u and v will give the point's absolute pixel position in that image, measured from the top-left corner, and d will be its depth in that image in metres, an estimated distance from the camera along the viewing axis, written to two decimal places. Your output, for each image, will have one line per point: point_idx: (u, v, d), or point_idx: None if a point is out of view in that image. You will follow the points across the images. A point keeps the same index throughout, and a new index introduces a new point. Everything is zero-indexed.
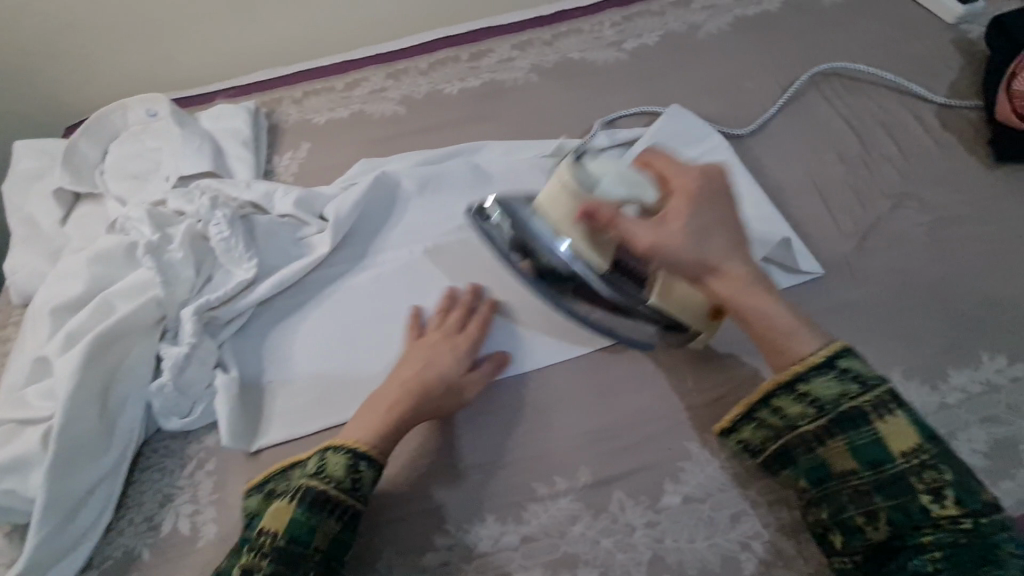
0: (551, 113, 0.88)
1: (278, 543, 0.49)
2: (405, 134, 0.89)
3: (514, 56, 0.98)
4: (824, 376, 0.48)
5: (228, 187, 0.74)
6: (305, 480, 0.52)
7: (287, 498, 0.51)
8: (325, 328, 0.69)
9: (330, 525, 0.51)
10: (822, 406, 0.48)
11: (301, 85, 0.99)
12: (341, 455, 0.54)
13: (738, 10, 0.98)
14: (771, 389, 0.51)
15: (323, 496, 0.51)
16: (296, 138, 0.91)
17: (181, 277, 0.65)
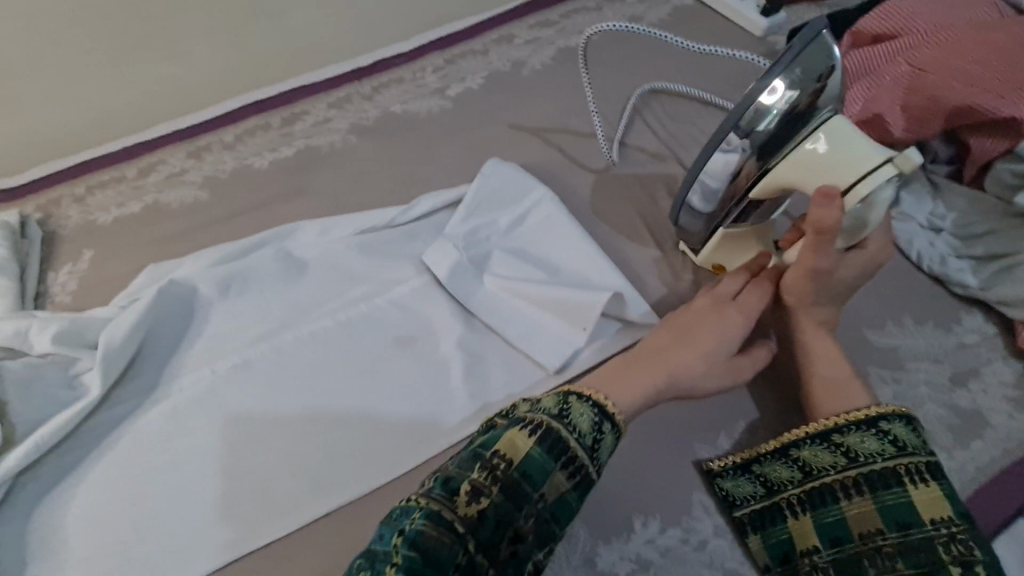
0: (373, 177, 0.81)
1: (514, 479, 0.42)
2: (208, 223, 0.78)
3: (332, 116, 0.89)
4: (860, 432, 0.48)
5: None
6: (538, 414, 0.46)
7: (523, 430, 0.44)
8: (106, 491, 0.57)
9: (559, 481, 0.44)
10: (854, 459, 0.47)
11: (85, 179, 0.86)
12: (585, 402, 0.48)
13: (560, 42, 0.95)
14: (802, 437, 0.50)
15: (562, 443, 0.45)
16: (76, 245, 0.78)
17: None
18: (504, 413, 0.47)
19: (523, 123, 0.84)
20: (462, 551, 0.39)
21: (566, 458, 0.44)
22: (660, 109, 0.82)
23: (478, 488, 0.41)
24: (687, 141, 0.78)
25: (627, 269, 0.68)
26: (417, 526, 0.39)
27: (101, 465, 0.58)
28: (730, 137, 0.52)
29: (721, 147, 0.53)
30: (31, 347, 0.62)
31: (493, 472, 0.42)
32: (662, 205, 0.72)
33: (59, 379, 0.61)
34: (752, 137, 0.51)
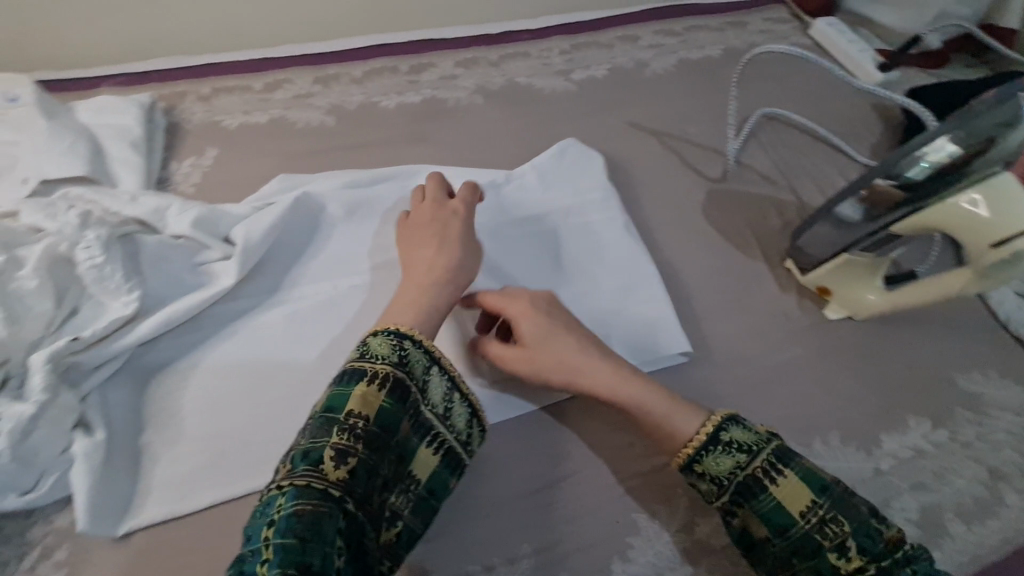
0: (495, 140, 0.83)
1: (372, 431, 0.44)
2: (332, 149, 0.80)
3: (458, 74, 0.92)
4: (715, 452, 0.48)
5: (110, 201, 0.62)
6: (369, 362, 0.47)
7: (365, 384, 0.45)
8: (222, 377, 0.59)
9: (405, 427, 0.46)
10: (719, 481, 0.47)
11: (211, 81, 0.87)
12: (416, 347, 0.49)
13: (682, 53, 0.99)
14: (688, 462, 0.49)
15: (399, 391, 0.46)
16: (201, 141, 0.79)
17: (34, 311, 0.53)
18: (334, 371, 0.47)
19: (643, 119, 0.87)
20: (344, 508, 0.41)
21: (411, 406, 0.47)
22: (777, 136, 0.86)
23: (341, 451, 0.42)
24: (800, 169, 0.82)
25: (736, 274, 0.71)
26: (286, 512, 0.39)
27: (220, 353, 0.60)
28: (877, 179, 0.56)
29: (865, 185, 0.57)
30: (166, 226, 0.62)
31: (348, 429, 0.43)
32: (772, 221, 0.76)
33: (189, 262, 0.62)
34: (900, 181, 0.55)
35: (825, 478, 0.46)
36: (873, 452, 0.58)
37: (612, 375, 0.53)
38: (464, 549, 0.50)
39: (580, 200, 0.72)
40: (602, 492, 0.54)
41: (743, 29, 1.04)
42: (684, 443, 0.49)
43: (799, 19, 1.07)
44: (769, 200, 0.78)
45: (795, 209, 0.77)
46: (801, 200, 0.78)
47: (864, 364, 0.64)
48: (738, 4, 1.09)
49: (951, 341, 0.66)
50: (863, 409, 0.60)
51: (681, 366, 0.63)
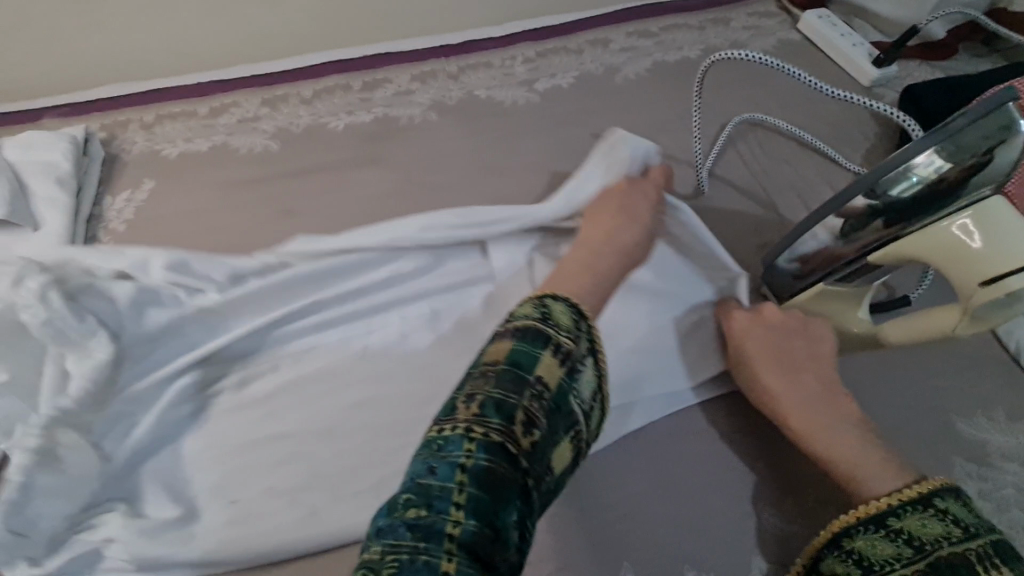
0: (449, 158, 0.78)
1: (552, 406, 0.38)
2: (274, 175, 0.75)
3: (414, 89, 0.87)
4: (920, 514, 0.41)
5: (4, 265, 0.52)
6: (552, 329, 0.41)
7: (553, 353, 0.40)
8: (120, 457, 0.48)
9: (569, 407, 0.40)
10: (914, 549, 0.40)
11: (155, 109, 0.83)
12: (582, 329, 0.43)
13: (657, 55, 0.92)
14: (844, 528, 0.43)
15: (559, 350, 0.41)
16: (139, 173, 0.75)
17: None
18: (507, 320, 0.43)
19: (610, 129, 0.81)
20: (520, 479, 0.35)
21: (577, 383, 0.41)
22: (756, 144, 0.79)
23: (530, 417, 0.37)
24: (781, 180, 0.74)
25: None
26: (477, 461, 0.34)
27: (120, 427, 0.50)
28: (857, 199, 0.50)
29: (846, 205, 0.51)
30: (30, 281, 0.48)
31: (536, 398, 0.38)
32: (748, 240, 0.69)
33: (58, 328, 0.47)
34: (884, 202, 0.48)
35: None
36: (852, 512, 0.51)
37: (804, 406, 0.50)
38: None
39: None
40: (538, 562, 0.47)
41: (725, 26, 0.96)
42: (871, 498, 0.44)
43: (787, 12, 0.99)
44: (745, 216, 0.71)
45: (775, 226, 0.70)
46: (781, 215, 0.71)
47: (849, 406, 0.56)
48: None
49: (951, 377, 0.58)
50: None
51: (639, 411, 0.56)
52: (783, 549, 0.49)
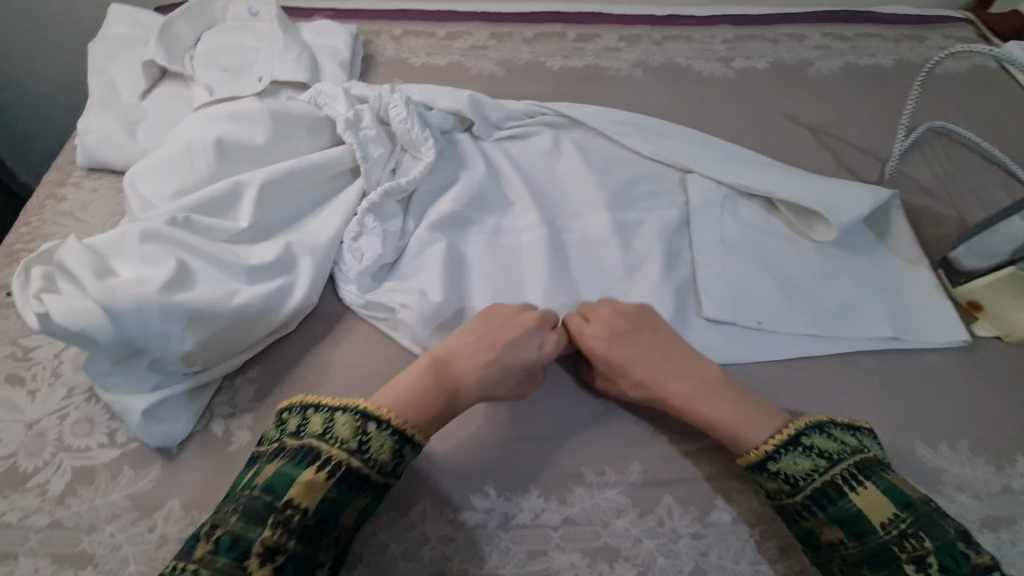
0: (649, 109, 0.87)
1: (307, 525, 0.44)
2: (499, 95, 0.87)
3: (621, 47, 0.96)
4: (794, 453, 0.48)
5: (338, 103, 0.68)
6: (330, 445, 0.46)
7: (320, 472, 0.45)
8: (437, 244, 0.64)
9: (362, 503, 0.47)
10: (793, 483, 0.48)
11: (402, 24, 0.97)
12: (385, 430, 0.48)
13: (850, 58, 0.97)
14: (749, 466, 0.50)
15: (322, 459, 0.46)
16: (389, 73, 0.89)
17: (302, 181, 0.63)
18: (294, 433, 0.47)
19: (801, 114, 0.87)
20: None
21: (361, 496, 0.46)
22: (941, 150, 0.83)
23: (273, 546, 0.43)
24: (964, 186, 0.79)
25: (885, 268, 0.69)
26: None
27: (425, 247, 0.64)
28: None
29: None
30: (365, 125, 0.68)
31: (287, 527, 0.43)
32: (927, 231, 0.74)
33: (380, 160, 0.68)
34: None
35: (913, 494, 0.45)
36: (1004, 469, 0.56)
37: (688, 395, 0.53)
38: (569, 454, 0.54)
39: (810, 189, 0.72)
40: (709, 440, 0.55)
41: (921, 43, 1.00)
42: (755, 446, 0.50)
43: (986, 39, 1.01)
44: (926, 210, 0.76)
45: (954, 224, 0.74)
46: (961, 215, 0.75)
47: (1009, 385, 0.61)
48: (919, 17, 1.04)
49: None
50: (1000, 428, 0.58)
51: (805, 347, 0.64)
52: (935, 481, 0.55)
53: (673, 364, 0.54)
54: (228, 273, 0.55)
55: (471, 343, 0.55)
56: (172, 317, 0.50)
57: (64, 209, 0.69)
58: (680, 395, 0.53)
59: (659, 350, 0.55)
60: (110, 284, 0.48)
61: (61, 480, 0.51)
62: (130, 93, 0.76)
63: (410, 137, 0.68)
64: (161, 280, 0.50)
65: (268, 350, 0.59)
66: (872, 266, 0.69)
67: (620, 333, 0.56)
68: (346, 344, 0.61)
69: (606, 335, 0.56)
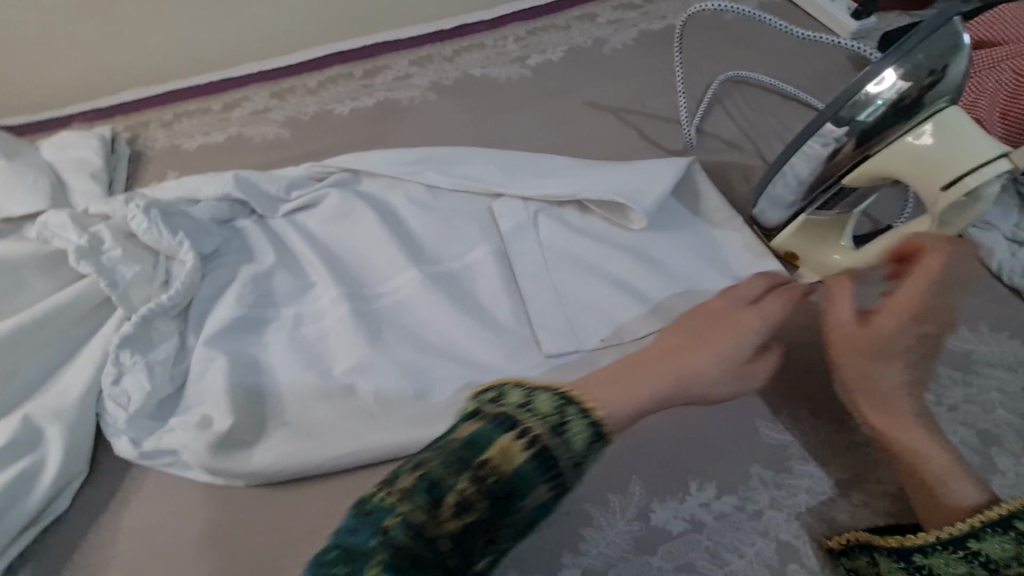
0: (448, 132, 0.82)
1: (499, 492, 0.40)
2: (287, 159, 0.81)
3: (412, 73, 0.91)
4: (999, 536, 0.41)
5: (68, 231, 0.60)
6: (530, 417, 0.42)
7: (518, 438, 0.41)
8: (219, 358, 0.58)
9: (543, 493, 0.41)
10: (994, 571, 0.41)
11: (172, 107, 0.89)
12: (584, 418, 0.44)
13: (642, 25, 0.96)
14: (929, 541, 0.43)
15: (532, 433, 0.41)
16: (162, 167, 0.81)
17: (34, 337, 0.55)
18: (491, 401, 0.43)
19: (601, 97, 0.85)
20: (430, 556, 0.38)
21: (556, 471, 0.41)
22: (740, 99, 0.82)
23: (463, 501, 0.39)
24: (766, 131, 0.78)
25: (702, 240, 0.66)
26: (388, 547, 0.38)
27: (209, 364, 0.58)
28: (827, 126, 0.53)
29: (817, 136, 0.54)
30: (109, 247, 0.60)
31: (484, 492, 0.40)
32: (739, 189, 0.72)
33: (138, 280, 0.60)
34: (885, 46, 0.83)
35: None
36: (847, 423, 0.54)
37: (896, 411, 0.48)
38: None
39: (615, 177, 0.69)
40: None
41: None
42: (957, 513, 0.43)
43: None
44: (734, 166, 0.74)
45: (763, 172, 0.73)
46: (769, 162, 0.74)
47: None
48: None
49: None
50: None
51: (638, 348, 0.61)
52: (781, 460, 0.52)
53: (894, 354, 0.48)
54: None
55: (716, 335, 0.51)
56: None
57: None
58: (888, 405, 0.48)
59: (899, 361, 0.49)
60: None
61: None
62: None
63: (165, 245, 0.61)
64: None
65: (41, 543, 0.51)
66: (690, 243, 0.66)
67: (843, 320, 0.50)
68: (134, 504, 0.53)
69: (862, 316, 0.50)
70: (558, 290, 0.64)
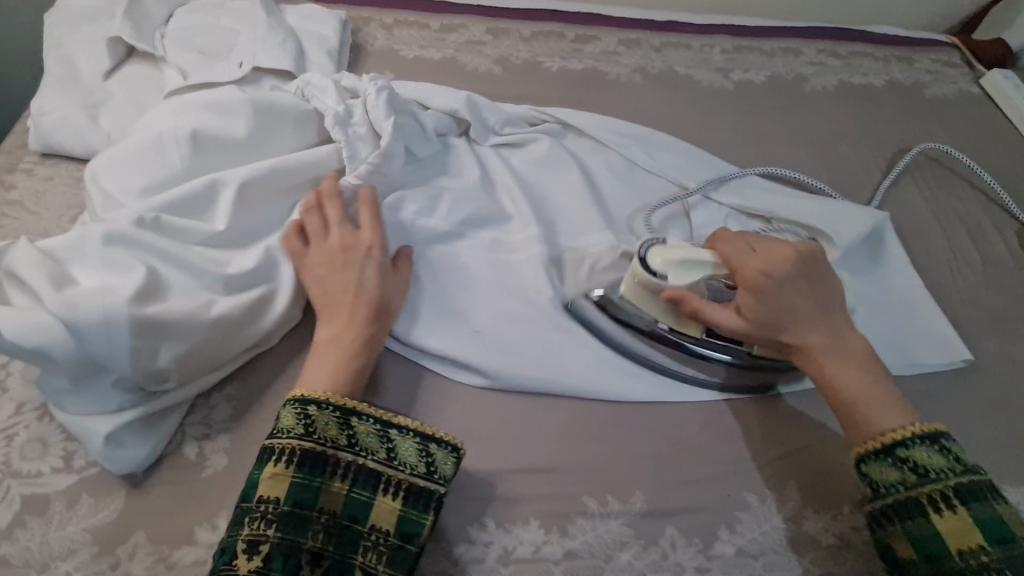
0: (649, 118, 0.85)
1: (288, 517, 0.43)
2: (495, 96, 0.84)
3: (620, 51, 0.94)
4: (926, 446, 0.48)
5: (328, 97, 0.63)
6: (315, 441, 0.45)
7: (276, 464, 0.44)
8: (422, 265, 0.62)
9: (341, 487, 0.45)
10: (923, 476, 0.47)
11: (392, 12, 0.92)
12: (370, 422, 0.47)
13: (844, 75, 0.97)
14: (865, 453, 0.49)
15: (295, 454, 0.45)
16: (379, 65, 0.84)
17: (281, 182, 0.58)
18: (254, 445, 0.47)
19: (797, 131, 0.87)
20: None
21: (379, 484, 0.46)
22: (932, 175, 0.84)
23: (253, 540, 0.42)
24: (952, 212, 0.80)
25: (884, 291, 0.69)
26: None
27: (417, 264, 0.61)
28: None
29: None
30: (356, 122, 0.63)
31: (322, 530, 0.44)
32: (919, 258, 0.74)
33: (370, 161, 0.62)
34: None
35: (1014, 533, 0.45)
36: None
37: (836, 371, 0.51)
38: (571, 484, 0.52)
39: (818, 211, 0.71)
40: (714, 473, 0.54)
41: (910, 64, 1.01)
42: (876, 433, 0.49)
43: (970, 65, 1.03)
44: (917, 235, 0.77)
45: (944, 250, 0.76)
46: (951, 242, 0.76)
47: (995, 415, 0.62)
48: (908, 39, 1.05)
49: None
50: (986, 459, 0.60)
51: None
52: None
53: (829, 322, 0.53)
54: (199, 287, 0.51)
55: (348, 276, 0.53)
56: (143, 334, 0.47)
57: (16, 200, 0.63)
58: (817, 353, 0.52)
59: (796, 306, 0.52)
60: (72, 296, 0.45)
61: (7, 511, 0.45)
62: (93, 72, 0.69)
63: (402, 136, 0.63)
64: (128, 293, 0.47)
65: (248, 364, 0.55)
66: (872, 291, 0.68)
67: (801, 281, 0.53)
68: None
69: (782, 276, 0.53)
70: None
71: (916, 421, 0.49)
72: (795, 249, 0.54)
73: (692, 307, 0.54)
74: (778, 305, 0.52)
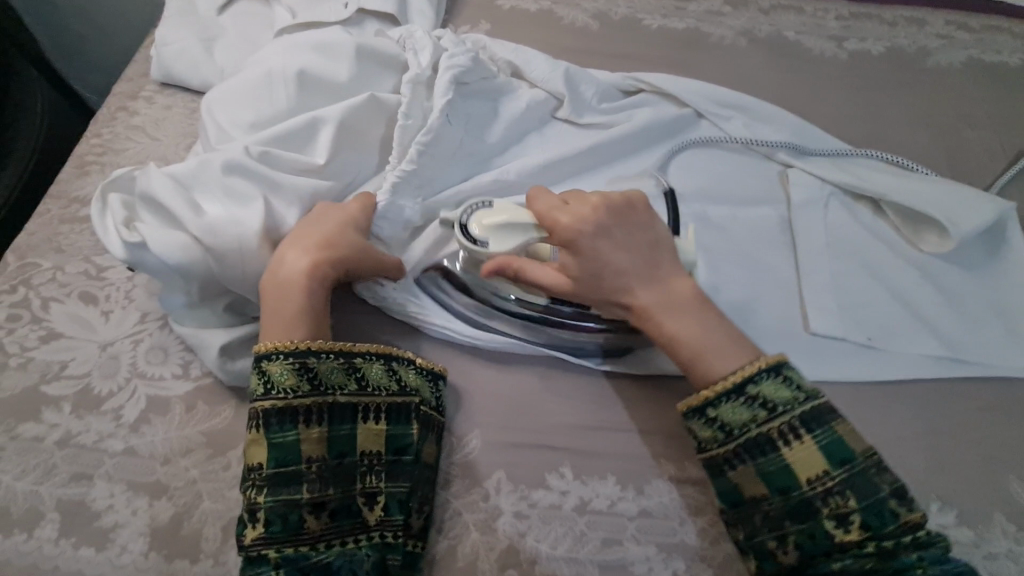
0: (749, 86, 0.81)
1: (275, 477, 0.44)
2: (590, 52, 0.81)
3: (725, 12, 0.88)
4: (773, 380, 0.47)
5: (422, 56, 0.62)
6: (276, 396, 0.45)
7: (252, 429, 0.45)
8: None
9: (314, 433, 0.46)
10: (769, 410, 0.46)
11: None
12: (332, 358, 0.48)
13: (974, 51, 0.88)
14: (710, 398, 0.47)
15: (276, 411, 0.45)
16: (476, 14, 0.83)
17: (371, 124, 0.59)
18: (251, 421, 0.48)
19: (914, 112, 0.80)
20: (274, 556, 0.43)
21: (359, 416, 0.48)
22: None
23: (253, 505, 0.43)
24: None
25: (998, 288, 0.64)
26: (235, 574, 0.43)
27: None
28: None
29: None
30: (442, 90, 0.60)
31: (315, 479, 0.45)
32: None
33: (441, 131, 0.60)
34: None
35: (851, 452, 0.45)
36: None
37: (678, 322, 0.50)
38: (649, 446, 0.52)
39: (933, 201, 0.65)
40: None
41: None
42: (716, 380, 0.48)
43: None
44: None
45: None
46: None
47: None
48: None
49: None
50: None
51: (911, 362, 0.59)
52: None
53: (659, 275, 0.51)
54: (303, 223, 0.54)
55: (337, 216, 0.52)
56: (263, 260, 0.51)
57: (138, 124, 0.67)
58: (646, 306, 0.50)
59: (615, 256, 0.50)
60: (204, 219, 0.49)
61: (135, 407, 0.50)
62: (208, 6, 0.71)
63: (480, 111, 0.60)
64: (247, 219, 0.50)
65: (343, 301, 0.58)
66: (985, 287, 0.64)
67: (615, 233, 0.51)
68: None
69: (592, 232, 0.50)
70: (838, 277, 0.63)
71: (758, 357, 0.48)
72: (604, 199, 0.52)
73: (513, 269, 0.50)
74: (600, 262, 0.50)
